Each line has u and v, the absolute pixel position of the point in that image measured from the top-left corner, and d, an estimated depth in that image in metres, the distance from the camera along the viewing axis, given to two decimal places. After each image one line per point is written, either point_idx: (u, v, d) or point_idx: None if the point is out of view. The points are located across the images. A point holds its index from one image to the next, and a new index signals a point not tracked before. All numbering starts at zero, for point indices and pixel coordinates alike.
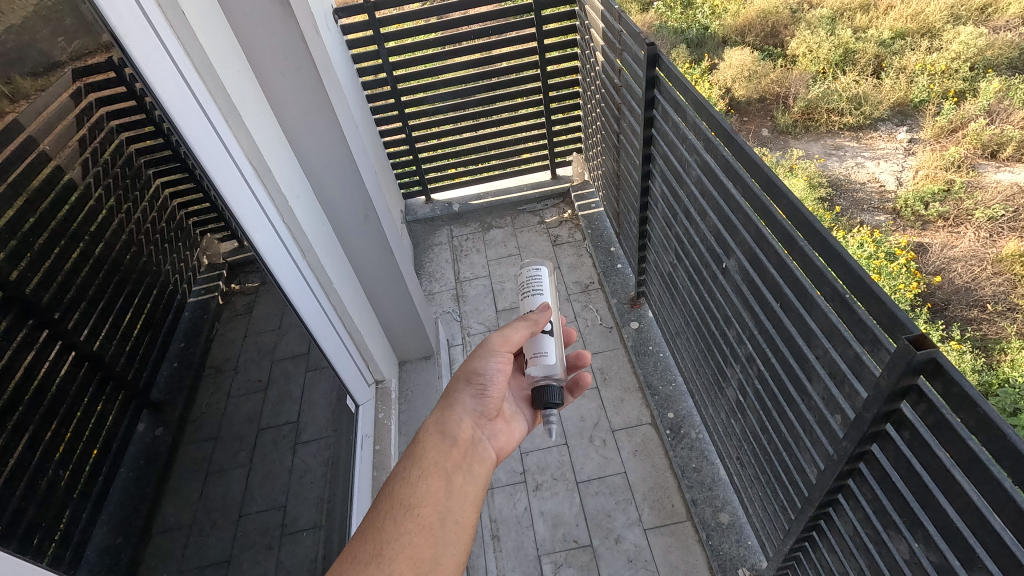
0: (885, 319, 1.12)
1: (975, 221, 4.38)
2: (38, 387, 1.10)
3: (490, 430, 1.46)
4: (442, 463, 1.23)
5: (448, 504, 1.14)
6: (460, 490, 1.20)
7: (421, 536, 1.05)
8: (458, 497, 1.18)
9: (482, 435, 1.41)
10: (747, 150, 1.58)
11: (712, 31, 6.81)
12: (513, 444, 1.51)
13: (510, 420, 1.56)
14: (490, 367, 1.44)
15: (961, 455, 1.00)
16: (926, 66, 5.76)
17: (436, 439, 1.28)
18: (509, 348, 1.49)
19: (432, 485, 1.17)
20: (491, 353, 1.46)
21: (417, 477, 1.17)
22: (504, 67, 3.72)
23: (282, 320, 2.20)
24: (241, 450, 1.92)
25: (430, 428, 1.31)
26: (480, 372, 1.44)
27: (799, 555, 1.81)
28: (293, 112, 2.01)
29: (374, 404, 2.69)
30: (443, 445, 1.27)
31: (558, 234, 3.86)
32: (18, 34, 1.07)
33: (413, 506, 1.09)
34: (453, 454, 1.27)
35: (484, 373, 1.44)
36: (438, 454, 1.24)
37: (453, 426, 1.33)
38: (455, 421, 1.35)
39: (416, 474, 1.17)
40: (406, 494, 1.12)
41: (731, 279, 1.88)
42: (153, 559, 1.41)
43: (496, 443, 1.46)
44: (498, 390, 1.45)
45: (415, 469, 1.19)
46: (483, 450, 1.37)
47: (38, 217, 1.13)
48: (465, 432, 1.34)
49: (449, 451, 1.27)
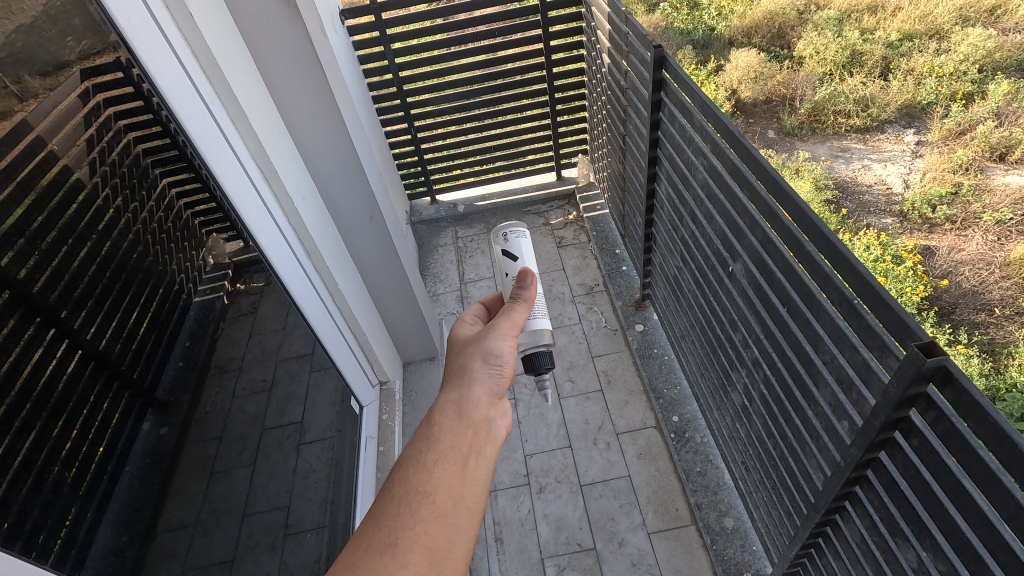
0: (893, 325, 1.11)
1: (983, 225, 4.35)
2: (44, 386, 1.11)
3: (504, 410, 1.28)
4: (456, 446, 1.10)
5: (464, 491, 1.03)
6: (476, 475, 1.07)
7: (436, 525, 0.95)
8: (473, 482, 1.06)
9: (499, 415, 1.21)
10: (754, 153, 1.57)
11: (718, 32, 6.79)
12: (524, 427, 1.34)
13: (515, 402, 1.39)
14: (506, 348, 1.33)
15: (970, 463, 0.99)
16: (933, 68, 5.73)
17: (452, 420, 1.14)
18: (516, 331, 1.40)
19: (448, 470, 1.04)
20: (503, 335, 1.36)
21: (432, 462, 1.04)
22: (510, 67, 3.71)
23: (287, 320, 2.18)
24: (245, 450, 1.92)
25: (444, 409, 1.16)
26: (497, 352, 1.31)
27: (804, 562, 1.80)
28: (301, 115, 2.01)
29: (378, 406, 2.71)
30: (458, 427, 1.13)
31: (563, 235, 3.85)
32: (27, 32, 1.07)
33: (428, 493, 0.98)
34: (469, 437, 1.12)
35: (499, 353, 1.31)
36: (454, 437, 1.10)
37: (468, 407, 1.18)
38: (471, 401, 1.19)
39: (431, 458, 1.04)
40: (420, 479, 1.00)
41: (738, 283, 1.86)
42: (157, 560, 1.41)
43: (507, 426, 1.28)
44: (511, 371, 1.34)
45: (430, 453, 1.06)
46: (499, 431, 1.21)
47: (45, 216, 1.14)
48: (481, 412, 1.17)
49: (464, 432, 1.13)
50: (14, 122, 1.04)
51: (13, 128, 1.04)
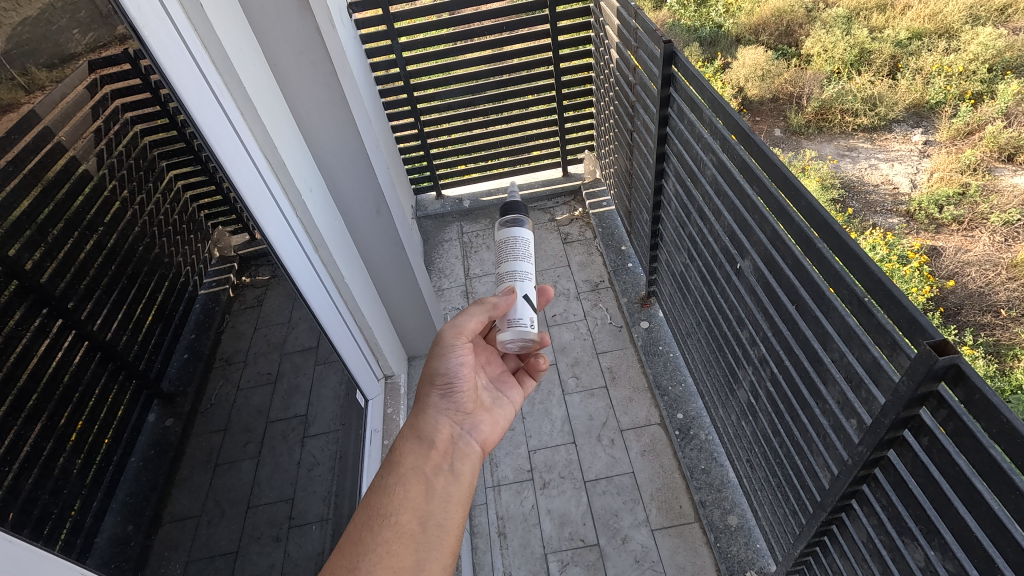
0: (903, 321, 1.10)
1: (990, 225, 4.32)
2: (52, 374, 1.11)
3: (471, 424, 1.43)
4: (420, 466, 1.25)
5: (428, 508, 1.17)
6: (440, 491, 1.22)
7: (400, 545, 1.07)
8: (438, 500, 1.20)
9: (462, 431, 1.39)
10: (764, 148, 1.55)
11: (726, 29, 6.75)
12: (502, 433, 1.50)
13: (502, 409, 1.55)
14: (449, 364, 1.39)
15: (982, 463, 0.98)
16: (943, 67, 5.68)
17: (413, 444, 1.29)
18: (465, 337, 1.40)
19: (411, 490, 1.19)
20: (446, 350, 1.39)
21: (395, 485, 1.19)
22: (516, 63, 3.69)
23: (292, 313, 2.21)
24: (250, 442, 1.93)
25: (405, 434, 1.32)
26: (443, 372, 1.39)
27: (809, 559, 1.79)
28: (309, 106, 2.01)
29: (383, 400, 2.69)
30: (420, 449, 1.28)
31: (568, 231, 3.84)
32: (34, 25, 1.06)
33: (392, 515, 1.12)
34: (431, 457, 1.28)
35: (447, 371, 1.39)
36: (416, 458, 1.26)
37: (429, 429, 1.33)
38: (432, 423, 1.34)
39: (394, 481, 1.19)
40: (383, 503, 1.14)
41: (745, 279, 1.86)
42: (163, 550, 1.41)
43: (480, 435, 1.43)
44: (467, 381, 1.42)
45: (392, 476, 1.20)
46: (465, 446, 1.36)
47: (53, 206, 1.14)
48: (442, 432, 1.34)
49: (428, 453, 1.28)
50: (20, 114, 1.03)
51: (21, 120, 1.03)
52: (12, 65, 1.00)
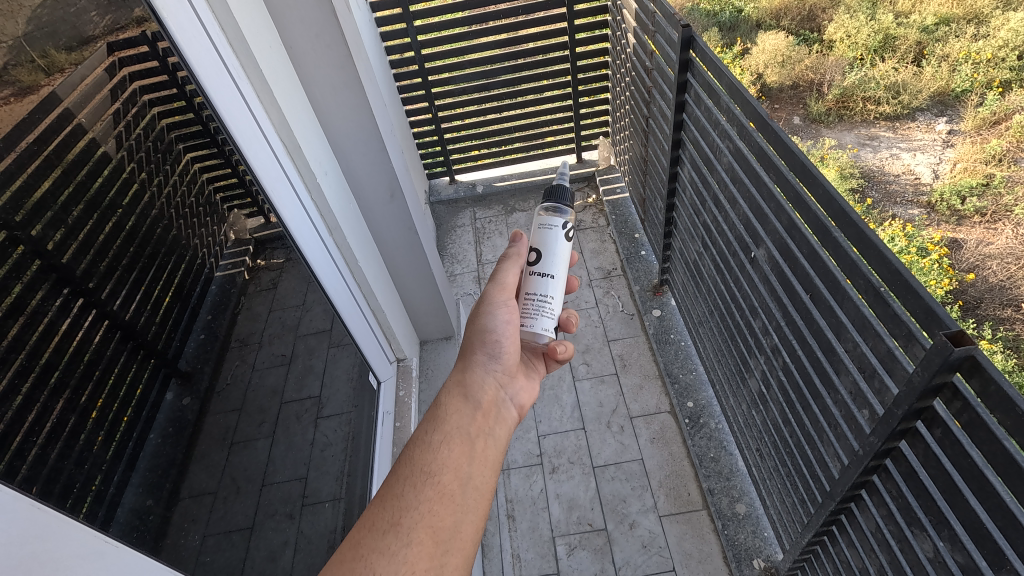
0: (919, 312, 1.08)
1: (1014, 217, 4.21)
2: (75, 351, 1.14)
3: (513, 388, 1.39)
4: (464, 427, 1.17)
5: (470, 471, 1.09)
6: (482, 455, 1.14)
7: (441, 505, 1.00)
8: (480, 463, 1.12)
9: (506, 395, 1.34)
10: (783, 136, 1.52)
11: (746, 13, 6.61)
12: (535, 397, 1.46)
13: (531, 374, 1.53)
14: (497, 322, 1.38)
15: (995, 455, 0.97)
16: (970, 54, 5.53)
17: (458, 403, 1.22)
18: (509, 294, 1.42)
19: (454, 451, 1.11)
20: (495, 306, 1.39)
21: (439, 443, 1.11)
22: (531, 47, 3.66)
23: (306, 296, 2.27)
24: (265, 421, 1.96)
25: (451, 391, 1.26)
26: (490, 330, 1.38)
27: (817, 549, 1.81)
28: (324, 90, 2.02)
29: (396, 382, 2.77)
30: (466, 409, 1.21)
31: (581, 218, 3.82)
32: (53, 7, 1.06)
33: (433, 473, 1.04)
34: (477, 419, 1.20)
35: (495, 329, 1.38)
36: (461, 419, 1.18)
37: (474, 388, 1.27)
38: (477, 383, 1.29)
39: (438, 439, 1.12)
40: (427, 460, 1.07)
41: (760, 268, 1.84)
42: (181, 523, 1.43)
43: (519, 400, 1.39)
44: (512, 343, 1.40)
45: (437, 434, 1.13)
46: (507, 410, 1.31)
47: (74, 186, 1.17)
48: (488, 394, 1.28)
49: (472, 416, 1.21)
50: (41, 96, 1.05)
51: (42, 102, 1.05)
52: (31, 47, 1.00)
